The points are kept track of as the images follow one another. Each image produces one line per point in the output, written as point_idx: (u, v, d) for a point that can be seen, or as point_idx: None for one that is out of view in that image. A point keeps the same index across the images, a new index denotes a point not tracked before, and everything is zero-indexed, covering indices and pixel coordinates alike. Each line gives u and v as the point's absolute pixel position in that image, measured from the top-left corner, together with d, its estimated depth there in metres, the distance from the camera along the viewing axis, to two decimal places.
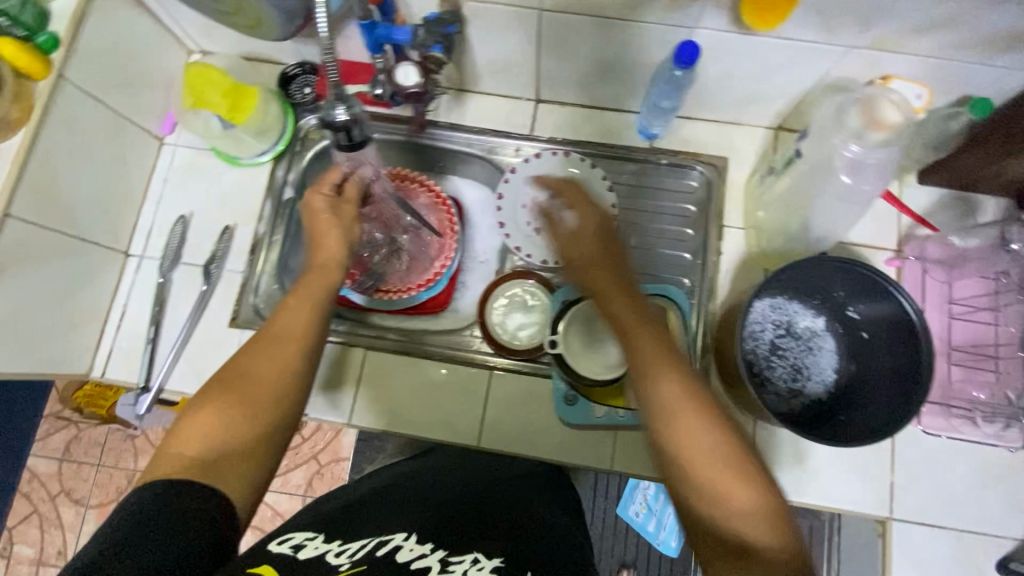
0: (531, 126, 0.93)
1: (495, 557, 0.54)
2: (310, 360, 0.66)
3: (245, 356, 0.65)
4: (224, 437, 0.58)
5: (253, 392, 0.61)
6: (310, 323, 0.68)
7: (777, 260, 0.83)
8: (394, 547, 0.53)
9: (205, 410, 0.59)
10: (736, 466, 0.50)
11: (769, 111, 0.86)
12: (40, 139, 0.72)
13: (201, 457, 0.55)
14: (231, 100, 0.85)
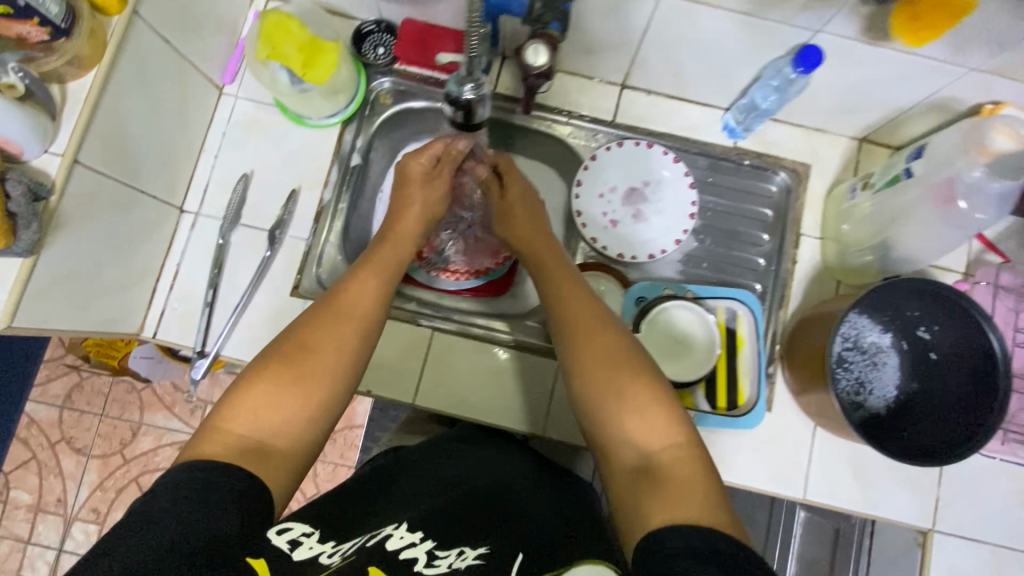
0: (614, 113, 0.90)
1: (480, 545, 0.55)
2: (367, 342, 0.66)
3: (303, 333, 0.64)
4: (274, 414, 0.58)
5: (308, 369, 0.62)
6: (372, 304, 0.68)
7: (854, 274, 0.83)
8: (385, 535, 0.55)
9: (257, 384, 0.59)
10: (656, 409, 0.60)
11: (860, 122, 0.85)
12: (111, 80, 0.66)
13: (249, 437, 0.56)
14: (306, 55, 0.79)
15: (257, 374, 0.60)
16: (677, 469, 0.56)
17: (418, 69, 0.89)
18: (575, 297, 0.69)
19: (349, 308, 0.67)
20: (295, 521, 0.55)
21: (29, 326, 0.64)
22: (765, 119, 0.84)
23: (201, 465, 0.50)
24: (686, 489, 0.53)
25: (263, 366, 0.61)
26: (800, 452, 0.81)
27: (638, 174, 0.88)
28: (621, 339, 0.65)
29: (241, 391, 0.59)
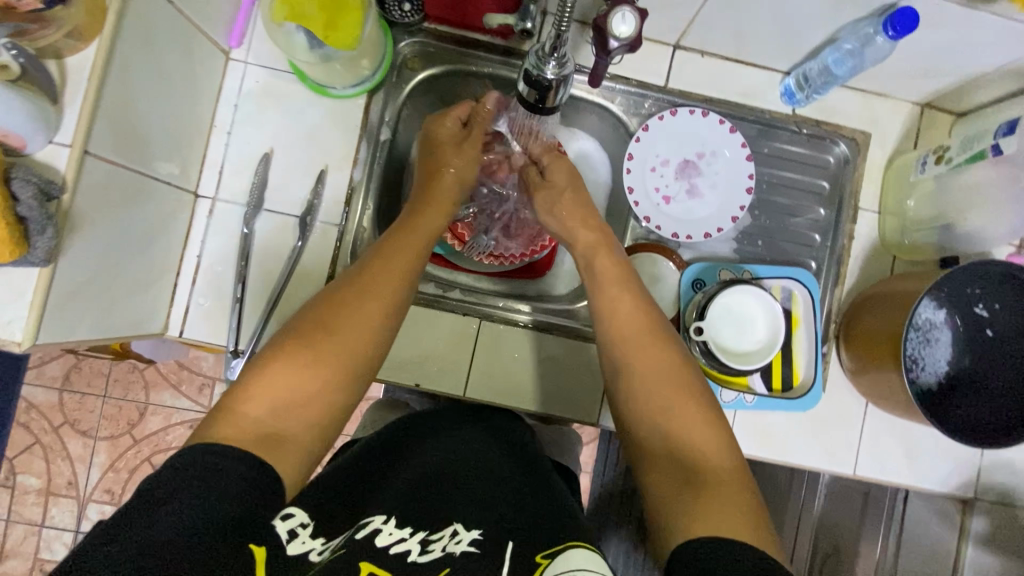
0: (666, 77, 0.82)
1: (474, 528, 0.54)
2: (390, 322, 0.62)
3: (326, 313, 0.60)
4: (296, 395, 0.54)
5: (332, 350, 0.57)
6: (402, 286, 0.64)
7: (911, 251, 0.81)
8: (373, 530, 0.51)
9: (275, 366, 0.55)
10: (705, 429, 0.59)
11: (928, 87, 0.80)
12: (115, 50, 0.56)
13: (263, 422, 0.51)
14: (329, 15, 0.68)
15: (281, 353, 0.56)
16: (720, 481, 0.55)
17: (450, 28, 0.80)
18: (625, 305, 0.67)
19: (380, 289, 0.63)
20: (298, 508, 0.51)
21: (54, 341, 0.58)
22: (833, 86, 0.79)
23: (210, 447, 0.46)
24: (729, 501, 0.53)
25: (283, 347, 0.56)
26: (851, 429, 0.82)
27: (692, 146, 0.83)
28: (671, 354, 0.64)
29: (257, 370, 0.54)
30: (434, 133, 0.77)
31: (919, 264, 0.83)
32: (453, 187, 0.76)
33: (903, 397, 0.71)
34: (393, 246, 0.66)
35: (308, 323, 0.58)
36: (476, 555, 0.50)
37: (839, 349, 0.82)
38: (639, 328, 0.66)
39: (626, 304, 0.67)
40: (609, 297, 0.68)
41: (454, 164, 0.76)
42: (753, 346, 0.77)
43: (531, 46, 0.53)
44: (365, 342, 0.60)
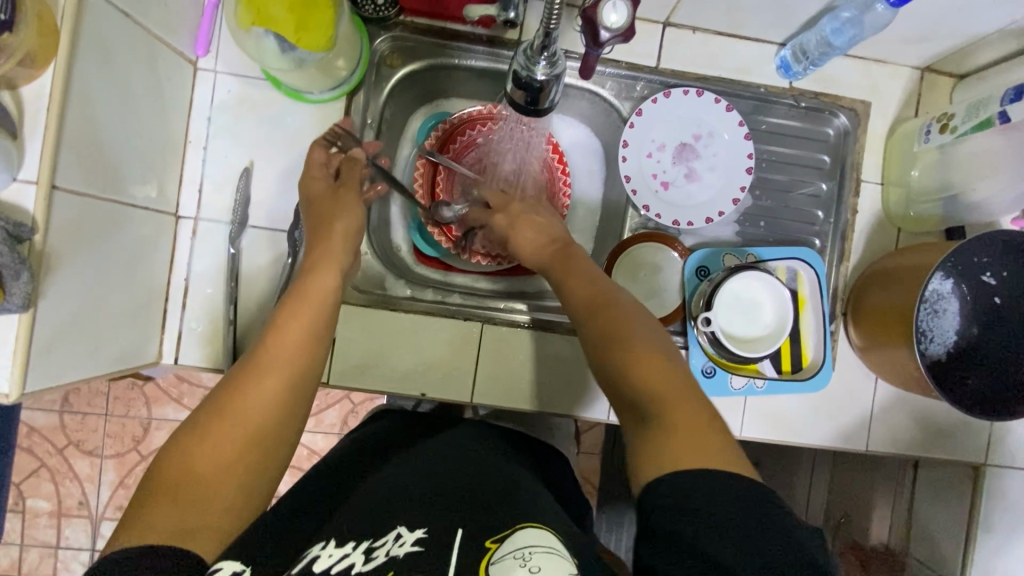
0: (658, 57, 0.79)
1: (419, 527, 0.48)
2: (305, 375, 0.56)
3: (231, 383, 0.53)
4: (201, 482, 0.47)
5: (235, 426, 0.50)
6: (317, 329, 0.59)
7: (916, 222, 0.79)
8: (311, 560, 0.44)
9: (179, 456, 0.48)
10: (661, 371, 0.53)
11: (928, 51, 0.77)
12: (73, 74, 0.52)
13: (172, 522, 0.44)
14: (298, 15, 0.63)
15: (180, 444, 0.49)
16: (674, 410, 0.50)
17: (427, 19, 0.76)
18: (573, 278, 0.65)
19: (283, 345, 0.56)
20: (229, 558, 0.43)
21: (44, 386, 0.55)
22: (831, 56, 0.75)
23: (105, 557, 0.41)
24: (686, 430, 0.48)
25: (185, 433, 0.50)
26: (862, 405, 0.81)
27: (688, 128, 0.80)
28: (616, 302, 0.61)
29: (164, 464, 0.48)
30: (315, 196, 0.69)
31: (924, 234, 0.82)
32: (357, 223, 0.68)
33: (914, 375, 0.70)
34: (319, 272, 0.62)
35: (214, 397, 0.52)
36: (424, 552, 0.45)
37: (847, 326, 0.81)
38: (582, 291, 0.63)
39: (573, 277, 0.65)
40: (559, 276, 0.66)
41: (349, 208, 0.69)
42: (761, 332, 0.76)
43: (519, 46, 0.51)
44: (276, 406, 0.53)
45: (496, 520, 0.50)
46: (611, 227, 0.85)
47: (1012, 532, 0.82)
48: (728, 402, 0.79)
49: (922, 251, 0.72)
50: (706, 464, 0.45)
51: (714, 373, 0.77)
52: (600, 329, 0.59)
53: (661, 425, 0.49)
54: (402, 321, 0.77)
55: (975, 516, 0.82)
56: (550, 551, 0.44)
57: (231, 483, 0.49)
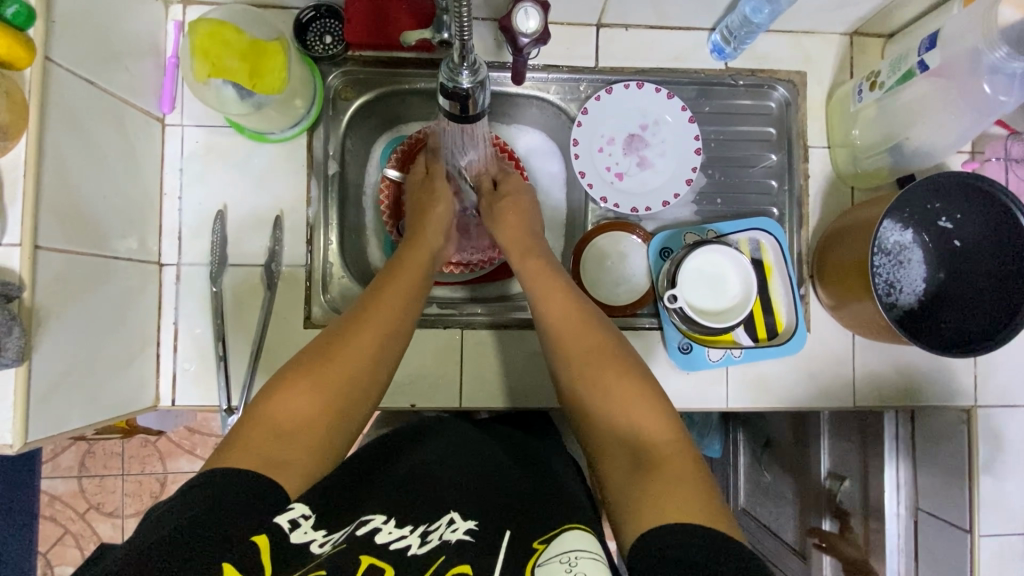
0: (596, 56, 0.83)
1: (469, 516, 0.55)
2: (386, 354, 0.64)
3: (326, 343, 0.62)
4: (297, 419, 0.56)
5: (332, 377, 0.59)
6: (400, 319, 0.66)
7: (866, 178, 0.82)
8: (373, 528, 0.52)
9: (282, 393, 0.57)
10: (651, 412, 0.60)
11: (851, 17, 0.80)
12: (46, 142, 0.57)
13: (268, 450, 0.53)
14: (251, 63, 0.68)
15: (287, 380, 0.58)
16: (666, 457, 0.57)
17: (375, 51, 0.80)
18: (558, 306, 0.69)
19: (380, 319, 0.65)
20: (298, 503, 0.54)
21: (46, 436, 0.59)
22: (757, 34, 0.79)
23: (209, 475, 0.49)
24: (682, 480, 0.54)
25: (287, 373, 0.59)
26: (843, 362, 0.83)
27: (635, 119, 0.84)
28: (606, 338, 0.67)
29: (267, 397, 0.57)
30: (416, 180, 0.81)
31: (878, 189, 0.84)
32: (438, 227, 0.76)
33: (882, 324, 0.72)
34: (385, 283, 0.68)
35: (315, 350, 0.61)
36: (474, 541, 0.51)
37: (816, 288, 0.83)
38: (572, 321, 0.68)
39: (558, 301, 0.69)
40: (543, 302, 0.70)
41: (433, 202, 0.78)
42: (729, 303, 0.78)
43: (443, 61, 0.55)
44: (364, 371, 0.61)
45: (536, 511, 0.56)
46: (575, 222, 0.88)
47: (1012, 469, 0.83)
48: (709, 377, 0.80)
49: (876, 204, 0.74)
50: (690, 507, 0.51)
51: (691, 349, 0.79)
52: (594, 364, 0.64)
53: (657, 472, 0.55)
54: None
55: (974, 459, 0.82)
56: (594, 558, 0.48)
57: (317, 430, 0.57)
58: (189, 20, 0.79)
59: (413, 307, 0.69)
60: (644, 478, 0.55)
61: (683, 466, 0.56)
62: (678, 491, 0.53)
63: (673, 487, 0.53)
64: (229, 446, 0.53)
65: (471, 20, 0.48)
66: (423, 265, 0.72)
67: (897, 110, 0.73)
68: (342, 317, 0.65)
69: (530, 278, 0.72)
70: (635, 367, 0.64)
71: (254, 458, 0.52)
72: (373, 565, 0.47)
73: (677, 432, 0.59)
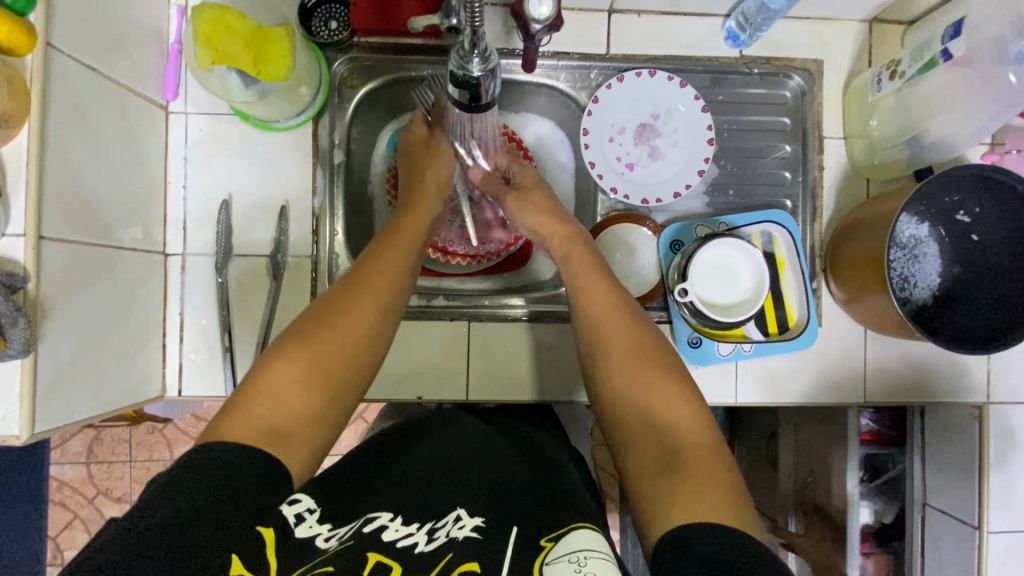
0: (606, 43, 0.81)
1: (477, 513, 0.55)
2: (386, 319, 0.62)
3: (326, 309, 0.59)
4: (296, 387, 0.54)
5: (333, 344, 0.57)
6: (398, 284, 0.64)
7: (882, 170, 0.80)
8: (380, 525, 0.53)
9: (280, 363, 0.55)
10: (685, 409, 0.60)
11: (870, 3, 0.78)
12: (48, 130, 0.56)
13: (269, 421, 0.51)
14: (255, 51, 0.67)
15: (285, 348, 0.56)
16: (699, 457, 0.56)
17: (381, 37, 0.78)
18: (597, 296, 0.68)
19: (379, 283, 0.62)
20: (303, 494, 0.58)
21: (53, 426, 0.58)
22: (774, 20, 0.76)
23: (213, 450, 0.48)
24: (715, 482, 0.54)
25: (285, 342, 0.57)
26: (854, 358, 0.82)
27: (646, 108, 0.82)
28: (645, 334, 0.66)
29: (264, 366, 0.55)
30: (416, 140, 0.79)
31: (894, 181, 0.83)
32: (433, 189, 0.76)
33: (896, 320, 0.71)
34: (383, 250, 0.66)
35: (313, 316, 0.58)
36: (480, 540, 0.51)
37: (828, 282, 0.82)
38: (613, 313, 0.66)
39: (598, 292, 0.68)
40: (583, 294, 0.68)
41: (431, 167, 0.77)
42: (740, 297, 0.77)
43: (453, 48, 0.53)
44: (364, 338, 0.59)
45: (542, 508, 0.56)
46: (583, 214, 0.86)
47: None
48: (718, 371, 0.80)
49: (893, 197, 0.73)
50: (723, 508, 0.51)
51: (700, 343, 0.78)
52: (632, 358, 0.63)
53: (692, 472, 0.54)
54: None
55: (985, 456, 0.81)
56: (603, 558, 0.48)
57: (318, 400, 0.55)
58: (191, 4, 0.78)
59: (412, 273, 0.67)
60: (682, 476, 0.54)
61: (719, 466, 0.55)
62: (716, 492, 0.52)
63: (710, 487, 0.53)
64: (225, 419, 0.51)
65: (482, 6, 0.47)
66: (419, 230, 0.71)
67: (917, 100, 0.71)
68: (343, 281, 0.63)
69: (572, 267, 0.70)
70: (672, 365, 0.63)
71: (257, 433, 0.50)
72: (377, 562, 0.49)
73: (714, 432, 0.59)
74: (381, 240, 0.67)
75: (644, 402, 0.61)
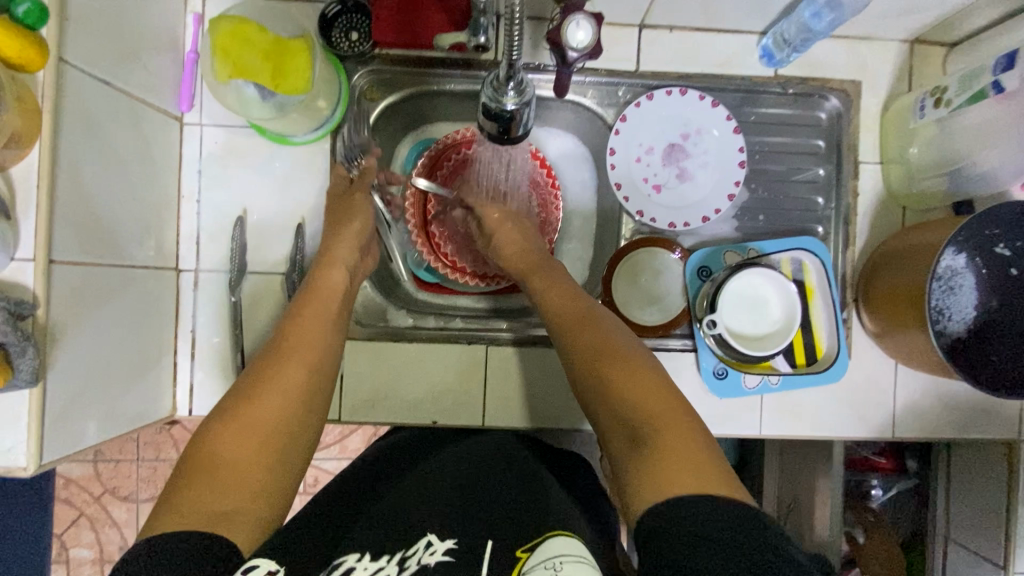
0: (637, 60, 0.78)
1: (447, 536, 0.52)
2: (317, 380, 0.59)
3: (253, 382, 0.56)
4: (235, 462, 0.51)
5: (265, 415, 0.54)
6: (325, 340, 0.62)
7: (920, 199, 0.77)
8: (347, 569, 0.48)
9: (211, 444, 0.51)
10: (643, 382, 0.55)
11: (915, 24, 0.75)
12: (60, 149, 0.54)
13: (211, 509, 0.47)
14: (274, 63, 0.64)
15: (215, 429, 0.52)
16: (668, 428, 0.51)
17: (402, 50, 0.76)
18: (556, 299, 0.66)
19: (303, 345, 0.60)
20: (262, 557, 0.46)
21: (63, 455, 0.57)
22: (814, 41, 0.74)
23: (167, 539, 0.43)
24: (675, 446, 0.50)
25: (216, 420, 0.53)
26: (884, 392, 0.79)
27: (675, 128, 0.79)
28: (604, 323, 0.62)
29: (195, 452, 0.51)
30: (331, 193, 0.74)
31: (931, 210, 0.79)
32: (354, 241, 0.70)
33: (933, 358, 0.68)
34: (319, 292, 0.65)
35: (239, 390, 0.56)
36: (455, 562, 0.49)
37: (859, 313, 0.79)
38: (570, 311, 0.64)
39: (556, 296, 0.66)
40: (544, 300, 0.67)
41: (349, 216, 0.71)
42: (769, 327, 0.75)
43: (487, 76, 0.51)
44: (297, 406, 0.56)
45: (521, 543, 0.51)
46: (606, 235, 0.84)
47: None
48: (742, 403, 0.77)
49: (934, 229, 0.69)
50: (691, 480, 0.47)
51: (726, 374, 0.76)
52: (589, 346, 0.60)
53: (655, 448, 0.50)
54: (407, 352, 0.77)
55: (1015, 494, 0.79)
56: (579, 562, 0.48)
57: (258, 475, 0.51)
58: (209, 12, 0.75)
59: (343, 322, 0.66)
60: (649, 451, 0.50)
61: (682, 441, 0.51)
62: (682, 468, 0.48)
63: (675, 465, 0.48)
64: (164, 508, 0.47)
65: (522, 30, 0.44)
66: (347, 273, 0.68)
67: (962, 131, 0.68)
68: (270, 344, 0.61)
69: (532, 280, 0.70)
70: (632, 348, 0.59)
71: (200, 515, 0.46)
72: None
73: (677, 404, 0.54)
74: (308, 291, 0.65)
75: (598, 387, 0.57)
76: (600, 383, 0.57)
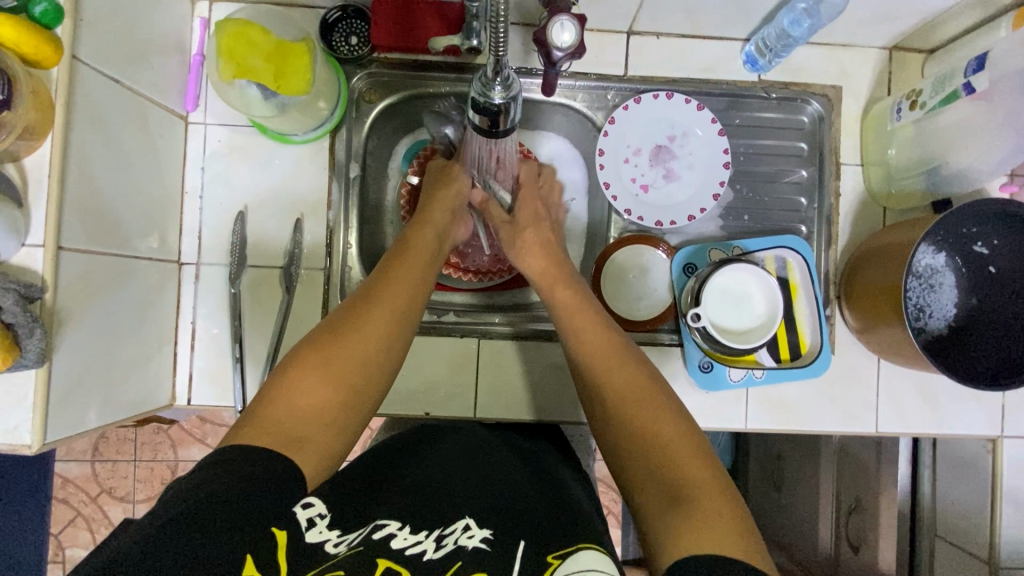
0: (625, 65, 0.81)
1: (485, 524, 0.52)
2: (392, 338, 0.61)
3: (342, 320, 0.60)
4: (311, 396, 0.54)
5: (347, 355, 0.57)
6: (408, 304, 0.64)
7: (900, 199, 0.80)
8: (389, 533, 0.50)
9: (293, 373, 0.55)
10: (685, 446, 0.55)
11: (892, 31, 0.78)
12: (70, 141, 0.56)
13: (283, 432, 0.51)
14: (277, 65, 0.67)
15: (301, 359, 0.56)
16: (706, 494, 0.51)
17: (400, 53, 0.79)
18: (591, 336, 0.65)
19: (385, 304, 0.62)
20: (317, 497, 0.54)
21: (65, 436, 0.59)
22: (794, 47, 0.77)
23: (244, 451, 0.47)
24: (713, 516, 0.49)
25: (303, 352, 0.57)
26: (866, 387, 0.81)
27: (663, 130, 0.82)
28: (641, 370, 0.62)
29: (277, 379, 0.55)
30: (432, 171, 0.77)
31: (911, 210, 0.82)
32: (443, 213, 0.73)
33: (910, 352, 0.70)
34: (379, 281, 0.65)
35: (326, 331, 0.59)
36: (489, 551, 0.49)
37: (842, 309, 0.81)
38: (610, 353, 0.63)
39: (590, 332, 0.65)
40: (573, 330, 0.66)
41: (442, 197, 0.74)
42: (753, 322, 0.77)
43: (476, 72, 0.54)
44: (376, 353, 0.59)
45: (557, 529, 0.52)
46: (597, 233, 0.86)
47: None
48: (727, 396, 0.79)
49: (910, 226, 0.72)
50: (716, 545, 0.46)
51: (711, 367, 0.78)
52: (629, 395, 0.60)
53: (690, 507, 0.50)
54: None
55: (998, 489, 0.80)
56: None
57: (328, 414, 0.54)
58: (215, 17, 0.79)
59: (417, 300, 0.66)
60: (686, 513, 0.50)
61: (722, 508, 0.50)
62: (720, 535, 0.47)
63: (713, 533, 0.47)
64: (245, 422, 0.51)
65: (508, 31, 0.47)
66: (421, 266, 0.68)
67: (935, 134, 0.71)
68: (340, 310, 0.62)
69: (564, 306, 0.68)
70: (673, 402, 0.59)
71: (271, 439, 0.50)
72: (387, 570, 0.46)
73: (720, 472, 0.54)
74: (375, 278, 0.65)
75: (637, 432, 0.57)
76: (641, 432, 0.57)
